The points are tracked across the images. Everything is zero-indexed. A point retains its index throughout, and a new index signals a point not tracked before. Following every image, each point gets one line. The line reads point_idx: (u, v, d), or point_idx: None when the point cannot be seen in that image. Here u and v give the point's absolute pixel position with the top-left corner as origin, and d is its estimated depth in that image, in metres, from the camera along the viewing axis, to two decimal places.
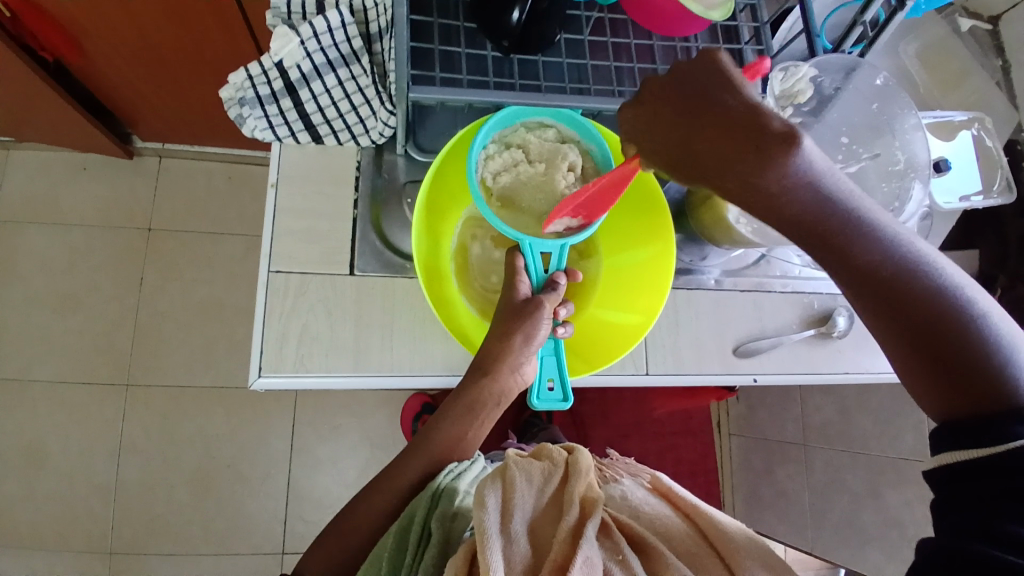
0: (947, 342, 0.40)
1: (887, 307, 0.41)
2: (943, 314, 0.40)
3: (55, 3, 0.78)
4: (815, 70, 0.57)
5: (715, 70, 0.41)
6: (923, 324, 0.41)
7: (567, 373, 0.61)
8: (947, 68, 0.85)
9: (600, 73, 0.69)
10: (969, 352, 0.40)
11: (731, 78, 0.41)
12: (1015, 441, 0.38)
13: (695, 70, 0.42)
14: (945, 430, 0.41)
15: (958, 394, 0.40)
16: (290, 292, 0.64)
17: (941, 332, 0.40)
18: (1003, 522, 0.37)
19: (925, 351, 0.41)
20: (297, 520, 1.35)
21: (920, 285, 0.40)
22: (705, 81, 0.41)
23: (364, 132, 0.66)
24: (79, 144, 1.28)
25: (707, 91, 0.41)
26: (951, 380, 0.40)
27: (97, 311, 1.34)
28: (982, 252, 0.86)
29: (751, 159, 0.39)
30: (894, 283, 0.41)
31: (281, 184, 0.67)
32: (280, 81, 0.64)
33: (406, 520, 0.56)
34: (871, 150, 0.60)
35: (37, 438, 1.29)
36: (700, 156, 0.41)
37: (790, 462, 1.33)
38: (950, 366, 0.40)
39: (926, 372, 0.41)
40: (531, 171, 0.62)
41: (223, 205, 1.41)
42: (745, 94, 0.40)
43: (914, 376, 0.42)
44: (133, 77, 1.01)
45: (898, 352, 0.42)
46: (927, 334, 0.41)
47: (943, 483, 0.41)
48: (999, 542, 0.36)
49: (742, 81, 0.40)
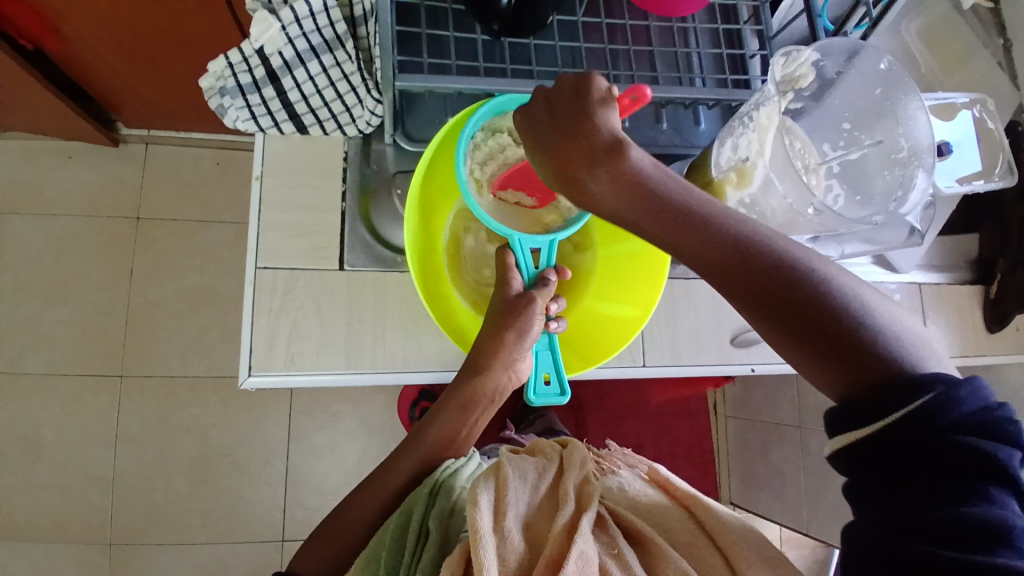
0: (842, 327, 0.41)
1: (771, 305, 0.43)
2: (834, 304, 0.42)
3: None
4: (819, 54, 0.55)
5: (581, 89, 0.46)
6: (817, 316, 0.42)
7: (563, 366, 0.59)
8: (951, 48, 0.83)
9: (594, 56, 0.68)
10: (853, 336, 0.41)
11: (593, 97, 0.46)
12: (914, 408, 0.37)
13: (566, 89, 0.47)
14: (840, 415, 0.40)
15: (854, 378, 0.41)
16: (278, 289, 0.62)
17: (835, 321, 0.42)
18: (934, 506, 0.36)
19: (820, 336, 0.42)
20: (296, 508, 1.35)
21: (793, 280, 0.43)
22: (568, 103, 0.46)
23: (350, 122, 0.64)
24: (62, 131, 1.24)
25: (569, 105, 0.46)
26: (848, 360, 0.41)
27: (87, 301, 1.32)
28: (982, 236, 0.84)
29: (584, 163, 0.45)
30: (769, 282, 0.43)
31: (265, 175, 0.64)
32: (262, 69, 0.61)
33: (403, 517, 0.55)
34: (873, 137, 0.58)
35: (33, 430, 1.28)
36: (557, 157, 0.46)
37: (785, 444, 1.33)
38: (847, 348, 0.41)
39: (825, 357, 0.42)
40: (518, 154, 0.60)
41: (212, 191, 1.38)
42: (604, 114, 0.46)
43: (819, 372, 0.42)
44: (115, 63, 0.98)
45: (797, 340, 0.42)
46: (821, 323, 0.42)
47: (855, 471, 0.39)
48: (937, 538, 0.35)
49: (602, 101, 0.46)
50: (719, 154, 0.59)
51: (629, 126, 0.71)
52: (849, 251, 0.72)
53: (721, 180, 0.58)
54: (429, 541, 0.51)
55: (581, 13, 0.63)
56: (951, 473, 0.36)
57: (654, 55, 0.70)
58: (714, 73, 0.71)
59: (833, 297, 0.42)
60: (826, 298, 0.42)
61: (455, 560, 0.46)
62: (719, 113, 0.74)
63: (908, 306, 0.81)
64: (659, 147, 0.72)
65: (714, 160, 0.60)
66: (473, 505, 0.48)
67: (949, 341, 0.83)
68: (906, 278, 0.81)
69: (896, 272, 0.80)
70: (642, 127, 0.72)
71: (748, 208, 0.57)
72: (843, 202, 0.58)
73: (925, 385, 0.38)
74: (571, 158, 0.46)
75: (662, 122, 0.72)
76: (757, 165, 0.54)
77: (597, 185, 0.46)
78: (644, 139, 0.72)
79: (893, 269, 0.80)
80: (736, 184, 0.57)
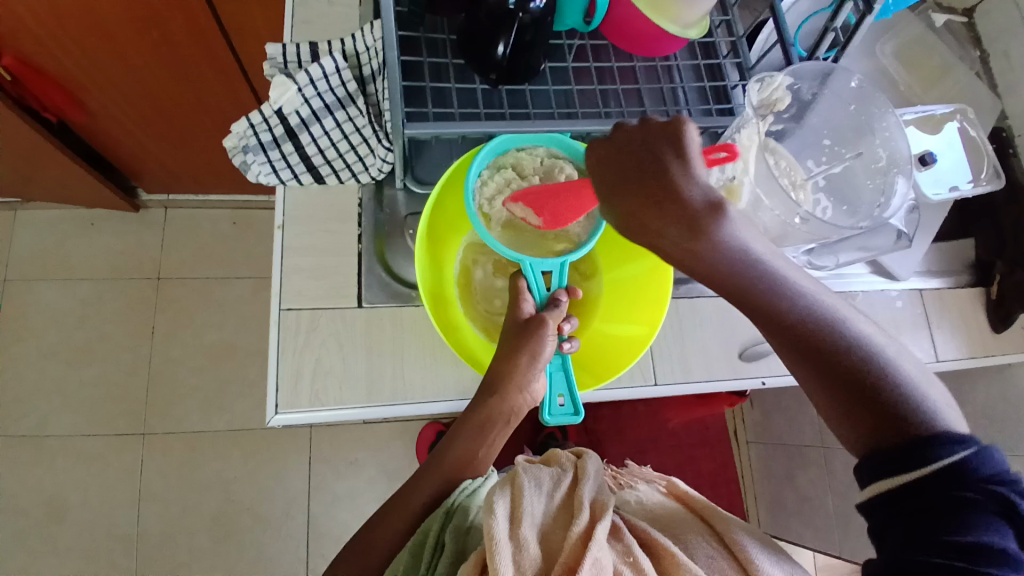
0: (875, 383, 0.42)
1: (806, 345, 0.44)
2: (868, 360, 0.43)
3: (63, 68, 0.83)
4: (791, 79, 0.58)
5: (673, 140, 0.47)
6: (850, 369, 0.43)
7: (576, 386, 0.61)
8: (927, 65, 0.88)
9: (586, 97, 0.74)
10: (885, 385, 0.42)
11: (687, 150, 0.47)
12: (941, 458, 0.37)
13: (658, 137, 0.48)
14: (874, 465, 0.40)
15: (881, 425, 0.41)
16: (301, 329, 0.65)
17: (871, 379, 0.42)
18: (951, 535, 0.36)
19: (855, 389, 0.42)
20: (319, 559, 1.34)
21: (828, 328, 0.44)
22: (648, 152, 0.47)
23: (364, 170, 0.68)
24: (87, 200, 1.31)
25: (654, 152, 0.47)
26: (881, 415, 0.41)
27: (111, 362, 1.37)
28: (978, 240, 0.87)
29: (656, 206, 0.46)
30: (805, 326, 0.44)
31: (287, 225, 0.68)
32: (281, 127, 0.67)
33: (420, 537, 0.57)
34: (853, 150, 0.62)
35: (59, 493, 1.30)
36: (634, 201, 0.48)
37: (809, 466, 1.32)
38: (878, 403, 0.41)
39: (856, 410, 0.42)
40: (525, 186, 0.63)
41: (230, 249, 1.44)
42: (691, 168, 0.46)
43: (846, 417, 0.42)
44: (138, 133, 1.05)
45: (824, 380, 0.43)
46: (857, 379, 0.42)
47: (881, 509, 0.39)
48: (942, 554, 0.35)
49: (690, 154, 0.46)
50: None
51: None
52: (844, 260, 0.75)
53: None
54: (443, 553, 0.53)
55: (571, 59, 0.69)
56: (972, 512, 0.36)
57: (641, 91, 0.76)
58: (699, 104, 0.76)
59: (867, 355, 0.43)
60: (862, 356, 0.43)
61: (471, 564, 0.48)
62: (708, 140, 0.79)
63: (912, 312, 0.83)
64: None
65: None
66: (489, 514, 0.50)
67: (958, 344, 0.84)
68: (907, 285, 0.84)
69: (896, 280, 0.83)
70: None
71: None
72: (831, 212, 0.61)
73: (952, 440, 0.38)
74: (640, 198, 0.47)
75: None
76: (743, 182, 0.56)
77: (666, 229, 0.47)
78: None
79: (892, 277, 0.82)
80: None
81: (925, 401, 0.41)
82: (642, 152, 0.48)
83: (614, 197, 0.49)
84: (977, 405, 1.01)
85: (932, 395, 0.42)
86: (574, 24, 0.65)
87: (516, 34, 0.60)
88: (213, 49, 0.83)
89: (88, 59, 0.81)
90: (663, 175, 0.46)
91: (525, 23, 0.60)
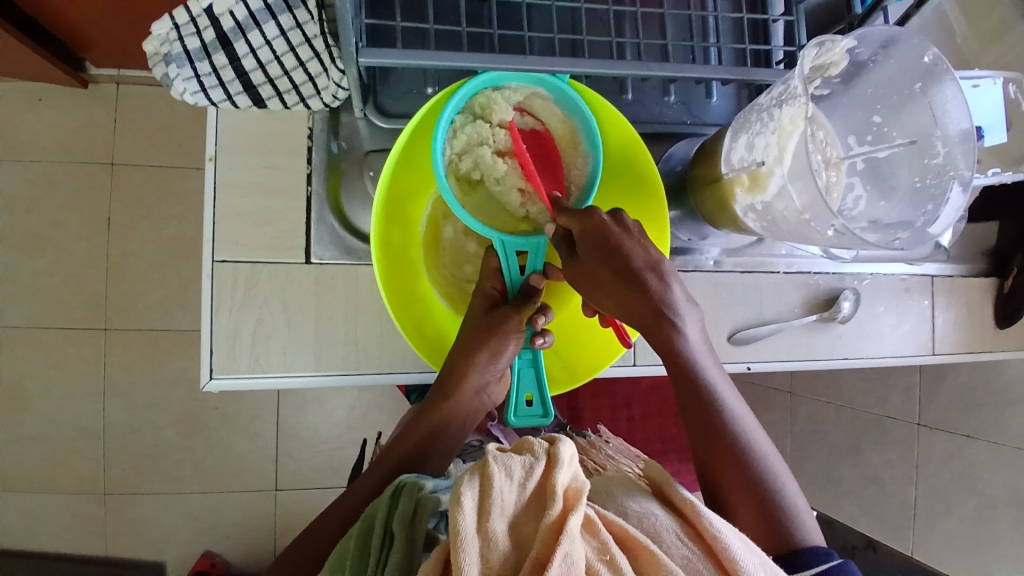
0: (767, 496, 0.51)
1: (716, 444, 0.52)
2: (763, 472, 0.52)
3: None
4: (856, 42, 0.47)
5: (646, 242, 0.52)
6: (750, 478, 0.51)
7: (548, 388, 0.55)
8: (988, 20, 0.72)
9: (596, 19, 0.61)
10: (768, 494, 0.51)
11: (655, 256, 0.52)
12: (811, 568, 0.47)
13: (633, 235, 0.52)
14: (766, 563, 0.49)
15: (765, 526, 0.50)
16: (240, 284, 0.57)
17: (761, 486, 0.51)
18: None
19: (751, 495, 0.51)
20: (287, 459, 1.36)
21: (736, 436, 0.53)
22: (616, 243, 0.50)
23: (315, 94, 0.57)
24: (23, 70, 1.14)
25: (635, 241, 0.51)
26: (772, 523, 0.50)
27: (64, 252, 1.27)
28: (1002, 225, 0.78)
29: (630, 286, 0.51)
30: (722, 429, 0.53)
31: (220, 156, 0.57)
32: (211, 31, 0.54)
33: (366, 524, 0.52)
34: (906, 134, 0.51)
35: (19, 382, 1.27)
36: (604, 278, 0.51)
37: (774, 409, 1.32)
38: (771, 515, 0.50)
39: (751, 516, 0.51)
40: (492, 160, 0.53)
41: (188, 134, 1.29)
42: (660, 268, 0.52)
43: (742, 510, 0.51)
44: (90, 9, 0.91)
45: (729, 475, 0.52)
46: (750, 483, 0.51)
47: None
48: None
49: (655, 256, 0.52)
50: (730, 150, 0.52)
51: (632, 99, 0.65)
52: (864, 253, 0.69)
53: (732, 179, 0.52)
54: (394, 546, 0.48)
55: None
56: None
57: (665, 18, 0.63)
58: (731, 41, 0.64)
59: (764, 466, 0.52)
60: (760, 468, 0.52)
61: (432, 563, 0.44)
62: (735, 88, 0.67)
63: (917, 299, 0.77)
64: (664, 125, 0.66)
65: (725, 155, 0.53)
66: (456, 504, 0.46)
67: (958, 336, 0.78)
68: (918, 270, 0.76)
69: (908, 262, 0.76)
70: (648, 100, 0.66)
71: (758, 213, 0.52)
72: (865, 204, 0.52)
73: (816, 553, 0.48)
74: (604, 277, 0.51)
75: (669, 95, 0.66)
76: (774, 172, 0.46)
77: (623, 298, 0.51)
78: (648, 115, 0.66)
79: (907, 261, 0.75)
80: (748, 187, 0.50)
81: (795, 516, 0.51)
82: (626, 248, 0.51)
83: (604, 289, 0.51)
84: (958, 382, 1.00)
85: (802, 512, 0.51)
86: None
87: None
88: None
89: None
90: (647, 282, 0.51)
91: None
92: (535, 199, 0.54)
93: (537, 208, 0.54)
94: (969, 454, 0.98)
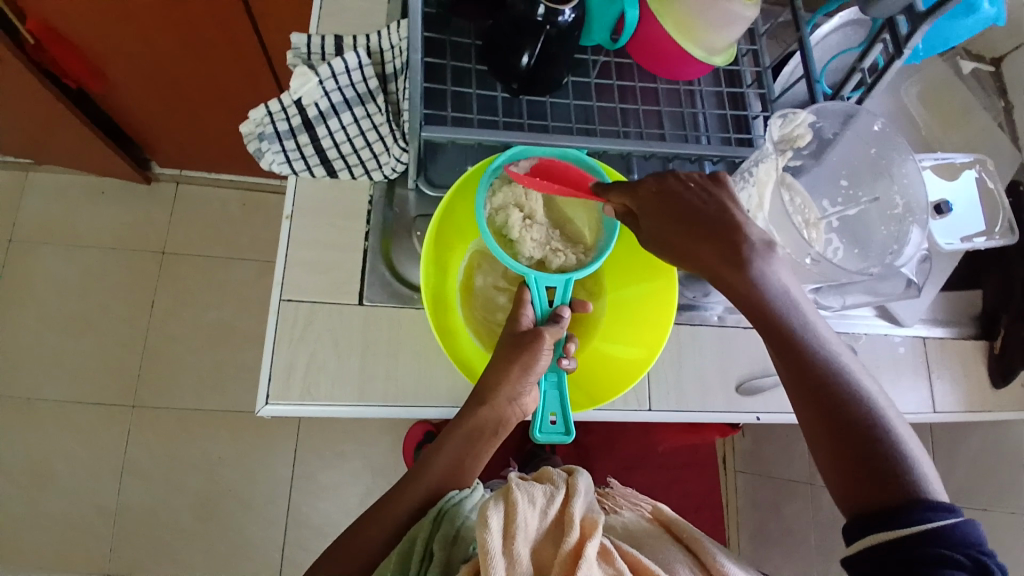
0: (875, 448, 0.45)
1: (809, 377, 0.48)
2: (867, 410, 0.46)
3: (80, 33, 0.83)
4: (814, 117, 0.58)
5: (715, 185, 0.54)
6: (849, 419, 0.46)
7: (569, 406, 0.61)
8: (947, 112, 0.86)
9: (606, 114, 0.74)
10: (878, 438, 0.45)
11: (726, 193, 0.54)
12: (921, 524, 0.41)
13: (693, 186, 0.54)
14: (852, 525, 0.44)
15: (869, 472, 0.44)
16: (299, 322, 0.65)
17: (868, 426, 0.45)
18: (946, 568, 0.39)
19: (852, 450, 0.45)
20: (296, 549, 1.33)
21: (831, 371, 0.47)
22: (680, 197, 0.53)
23: (377, 167, 0.68)
24: (99, 167, 1.31)
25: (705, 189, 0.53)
26: (880, 472, 0.44)
27: (107, 332, 1.36)
28: (986, 292, 0.86)
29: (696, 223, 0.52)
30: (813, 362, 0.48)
31: (295, 216, 0.69)
32: (298, 118, 0.68)
33: (407, 545, 0.55)
34: (870, 194, 0.62)
35: (44, 457, 1.30)
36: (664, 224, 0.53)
37: (797, 500, 1.30)
38: (875, 457, 0.44)
39: (856, 463, 0.45)
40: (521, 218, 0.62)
41: (237, 229, 1.44)
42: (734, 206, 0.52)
43: (839, 453, 0.46)
44: (159, 115, 1.09)
45: (823, 413, 0.47)
46: (850, 419, 0.46)
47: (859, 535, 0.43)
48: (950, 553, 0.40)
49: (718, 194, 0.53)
50: None
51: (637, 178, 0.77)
52: (850, 302, 0.76)
53: None
54: (431, 565, 0.51)
55: (593, 76, 0.69)
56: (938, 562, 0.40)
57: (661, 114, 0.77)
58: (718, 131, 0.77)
59: (870, 404, 0.46)
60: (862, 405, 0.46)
61: None
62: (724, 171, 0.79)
63: (913, 360, 0.82)
64: None
65: None
66: (484, 524, 0.49)
67: (956, 396, 0.83)
68: (911, 332, 0.83)
69: (901, 326, 0.82)
70: None
71: None
72: (842, 254, 0.61)
73: (936, 508, 0.41)
74: (666, 224, 0.53)
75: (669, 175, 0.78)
76: (756, 218, 0.58)
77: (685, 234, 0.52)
78: None
79: (898, 323, 0.82)
80: None
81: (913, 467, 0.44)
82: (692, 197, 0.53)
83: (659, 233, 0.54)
84: (968, 455, 1.01)
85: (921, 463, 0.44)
86: (601, 40, 0.66)
87: (542, 45, 0.61)
88: (239, 34, 0.84)
89: (112, 33, 0.82)
90: (724, 224, 0.51)
91: (551, 36, 0.60)
92: (556, 254, 0.62)
93: (557, 259, 0.62)
94: (989, 527, 0.97)
